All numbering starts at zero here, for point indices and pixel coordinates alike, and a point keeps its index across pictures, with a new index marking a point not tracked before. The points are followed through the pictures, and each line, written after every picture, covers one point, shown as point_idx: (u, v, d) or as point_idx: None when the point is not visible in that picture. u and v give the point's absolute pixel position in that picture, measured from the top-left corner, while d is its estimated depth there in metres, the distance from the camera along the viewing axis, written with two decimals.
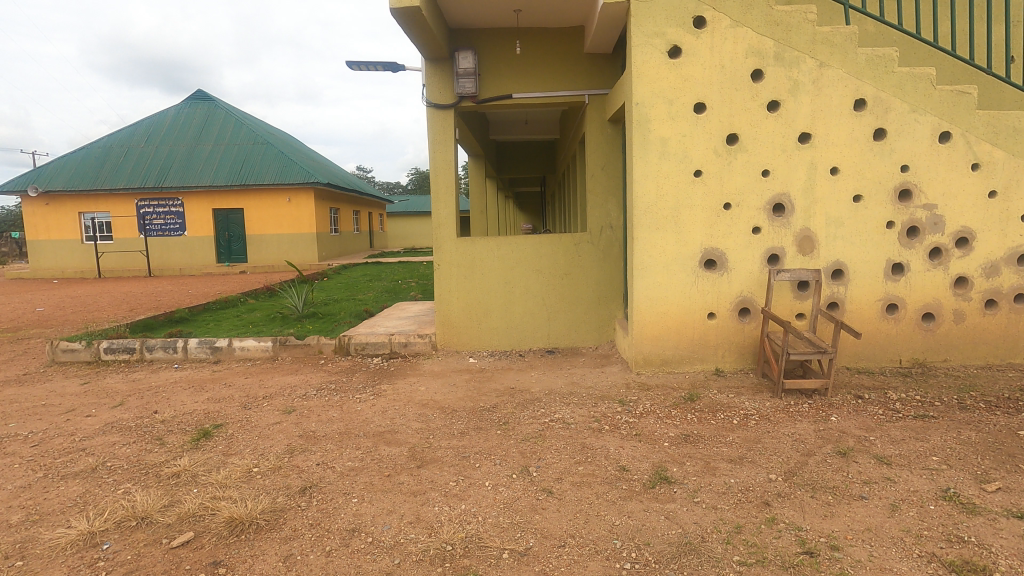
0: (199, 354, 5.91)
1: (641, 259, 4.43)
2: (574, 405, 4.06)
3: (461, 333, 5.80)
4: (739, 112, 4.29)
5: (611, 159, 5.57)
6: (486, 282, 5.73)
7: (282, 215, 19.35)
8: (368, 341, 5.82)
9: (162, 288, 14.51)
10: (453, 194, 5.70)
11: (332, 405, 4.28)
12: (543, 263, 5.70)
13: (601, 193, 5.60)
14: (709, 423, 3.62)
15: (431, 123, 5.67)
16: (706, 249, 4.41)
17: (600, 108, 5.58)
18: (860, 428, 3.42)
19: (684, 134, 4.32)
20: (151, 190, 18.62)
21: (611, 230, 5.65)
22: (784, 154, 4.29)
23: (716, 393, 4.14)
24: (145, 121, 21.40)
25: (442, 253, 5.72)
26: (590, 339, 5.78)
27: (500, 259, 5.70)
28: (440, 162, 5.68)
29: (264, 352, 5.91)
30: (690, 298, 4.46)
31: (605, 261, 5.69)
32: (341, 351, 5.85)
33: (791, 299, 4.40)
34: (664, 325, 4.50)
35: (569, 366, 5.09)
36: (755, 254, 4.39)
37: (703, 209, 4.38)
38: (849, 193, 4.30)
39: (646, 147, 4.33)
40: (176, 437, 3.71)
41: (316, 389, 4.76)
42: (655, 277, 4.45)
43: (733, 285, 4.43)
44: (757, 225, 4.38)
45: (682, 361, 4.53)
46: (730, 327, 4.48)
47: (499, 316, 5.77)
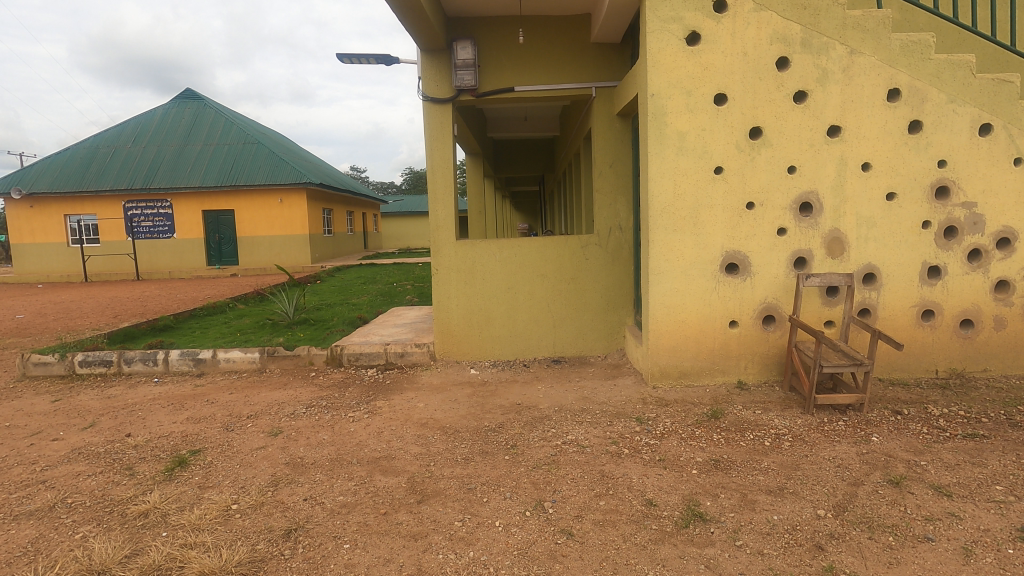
0: (181, 366, 5.53)
1: (657, 264, 4.09)
2: (587, 424, 3.72)
3: (461, 343, 5.45)
4: (764, 103, 3.96)
5: (620, 156, 5.23)
6: (487, 288, 5.38)
7: (274, 216, 18.94)
8: (361, 351, 5.46)
9: (149, 293, 14.08)
10: (452, 194, 5.34)
11: (322, 426, 3.92)
12: (548, 267, 5.36)
13: (609, 192, 5.25)
14: (738, 446, 3.28)
15: (428, 118, 5.32)
16: (728, 252, 4.08)
17: (607, 101, 5.23)
18: (907, 451, 3.09)
19: (704, 128, 3.98)
20: (138, 191, 18.16)
21: (620, 231, 5.31)
22: (812, 149, 3.97)
23: (742, 409, 3.80)
24: (132, 120, 20.91)
25: (440, 257, 5.36)
26: (598, 347, 5.43)
27: (503, 263, 5.36)
28: (438, 160, 5.33)
29: (251, 364, 5.53)
30: (711, 305, 4.12)
31: (614, 265, 5.35)
32: (333, 362, 5.49)
33: (820, 306, 4.07)
34: (683, 335, 4.16)
35: (578, 378, 4.75)
36: (780, 257, 4.06)
37: (724, 209, 4.05)
38: (883, 190, 3.98)
39: (662, 142, 3.99)
40: (149, 466, 3.34)
41: (306, 406, 4.39)
42: (673, 283, 4.11)
43: (757, 290, 4.10)
44: (783, 225, 4.04)
45: (702, 373, 4.19)
46: (753, 336, 4.14)
47: (502, 324, 5.42)
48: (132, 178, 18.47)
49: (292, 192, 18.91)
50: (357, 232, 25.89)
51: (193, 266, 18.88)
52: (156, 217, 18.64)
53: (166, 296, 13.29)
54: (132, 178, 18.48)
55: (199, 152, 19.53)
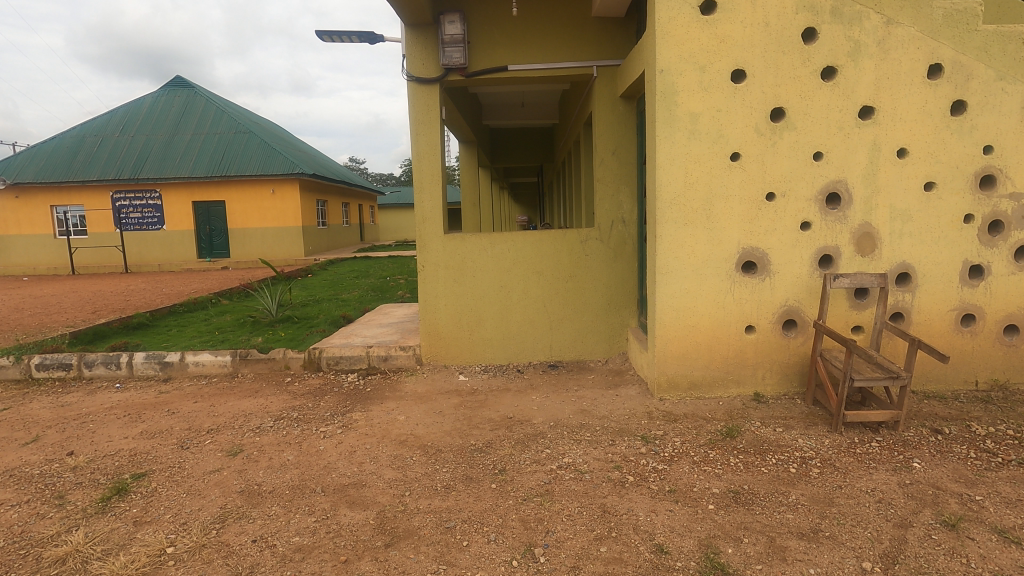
0: (147, 371, 5.11)
1: (666, 262, 3.65)
2: (586, 444, 3.29)
3: (449, 346, 5.02)
4: (787, 80, 3.50)
5: (623, 142, 4.77)
6: (479, 287, 4.94)
7: (266, 208, 18.47)
8: (341, 354, 5.04)
9: (135, 287, 13.64)
10: (440, 183, 4.90)
11: (288, 443, 3.48)
12: (545, 264, 4.92)
13: (611, 182, 4.80)
14: (760, 473, 2.85)
15: (413, 100, 4.86)
16: (745, 249, 3.64)
17: (610, 82, 4.77)
18: (958, 483, 2.66)
19: (719, 108, 3.53)
20: (126, 182, 17.67)
21: (623, 225, 4.85)
22: (841, 132, 3.52)
23: (760, 427, 3.38)
24: (121, 108, 20.36)
25: (427, 253, 4.93)
26: (599, 352, 5.00)
27: (495, 260, 4.92)
28: (425, 146, 4.88)
29: (222, 368, 5.11)
30: (725, 309, 3.69)
31: (616, 262, 4.90)
32: (311, 366, 5.07)
33: (847, 309, 3.63)
34: (694, 342, 3.73)
35: (577, 387, 4.32)
36: (803, 254, 3.62)
37: (741, 200, 3.60)
38: (920, 179, 3.53)
39: (672, 124, 3.54)
40: (82, 495, 2.91)
41: (274, 418, 3.95)
42: (683, 284, 3.67)
43: (777, 292, 3.66)
44: (807, 219, 3.60)
45: (715, 384, 3.76)
46: (772, 343, 3.71)
47: (494, 326, 4.99)
48: (119, 168, 17.98)
49: (285, 182, 18.42)
50: (352, 224, 25.35)
51: (183, 259, 18.43)
52: (145, 209, 18.17)
53: (152, 290, 12.85)
54: (120, 168, 17.99)
55: (189, 142, 19.01)
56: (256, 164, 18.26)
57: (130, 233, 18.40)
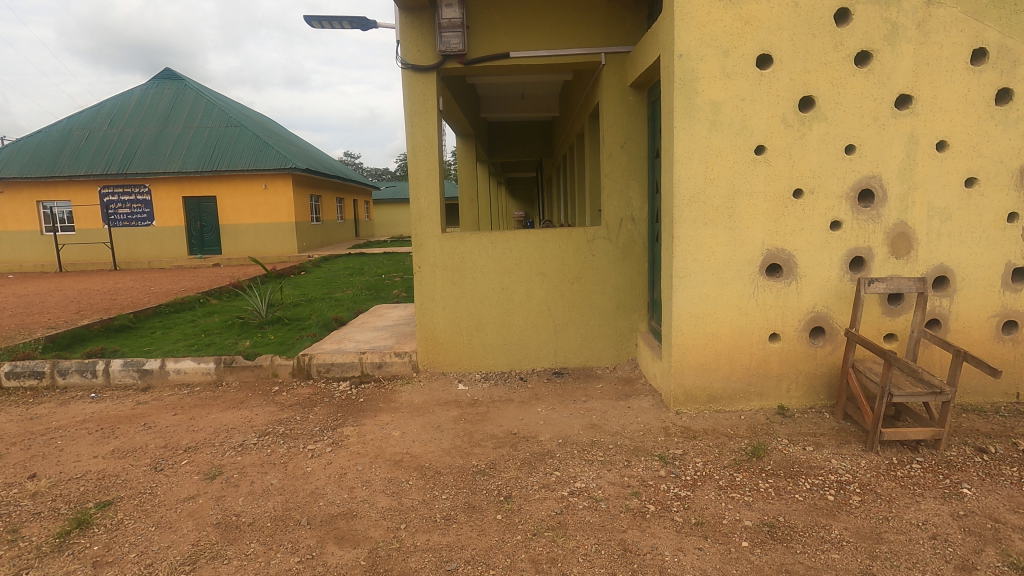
0: (125, 379, 4.79)
1: (683, 265, 3.37)
2: (599, 465, 3.01)
3: (448, 352, 4.73)
4: (818, 66, 3.20)
5: (633, 135, 4.46)
6: (479, 290, 4.65)
7: (258, 204, 18.09)
8: (332, 361, 4.75)
9: (123, 284, 13.27)
10: (438, 179, 4.59)
11: (273, 464, 3.19)
12: (549, 265, 4.62)
13: (620, 177, 4.50)
14: (794, 501, 2.57)
15: (409, 90, 4.53)
16: (769, 251, 3.35)
17: (619, 70, 4.46)
18: (1018, 514, 2.38)
19: (743, 97, 3.23)
20: (114, 177, 17.25)
21: (633, 223, 4.56)
22: (876, 123, 3.22)
23: (788, 445, 3.10)
24: (108, 101, 19.88)
25: (423, 253, 4.63)
26: (606, 358, 4.71)
27: (496, 260, 4.62)
28: (421, 139, 4.57)
29: (205, 376, 4.80)
30: (748, 315, 3.40)
31: (625, 263, 4.60)
32: (300, 374, 4.77)
33: (880, 316, 3.35)
34: (713, 351, 3.45)
35: (585, 398, 4.03)
36: (833, 256, 3.34)
37: (766, 197, 3.31)
38: (961, 175, 3.25)
39: (692, 114, 3.24)
40: (39, 528, 2.60)
41: (259, 434, 3.65)
42: (702, 288, 3.39)
43: (804, 297, 3.38)
44: (837, 218, 3.31)
45: (736, 396, 3.48)
46: (797, 352, 3.43)
47: (495, 331, 4.70)
48: (107, 163, 17.56)
49: (278, 177, 18.05)
50: (347, 220, 24.98)
51: (174, 256, 18.04)
52: (134, 204, 17.76)
53: (139, 288, 12.48)
54: (107, 162, 17.57)
55: (179, 136, 18.59)
56: (248, 159, 17.85)
57: (119, 229, 17.99)
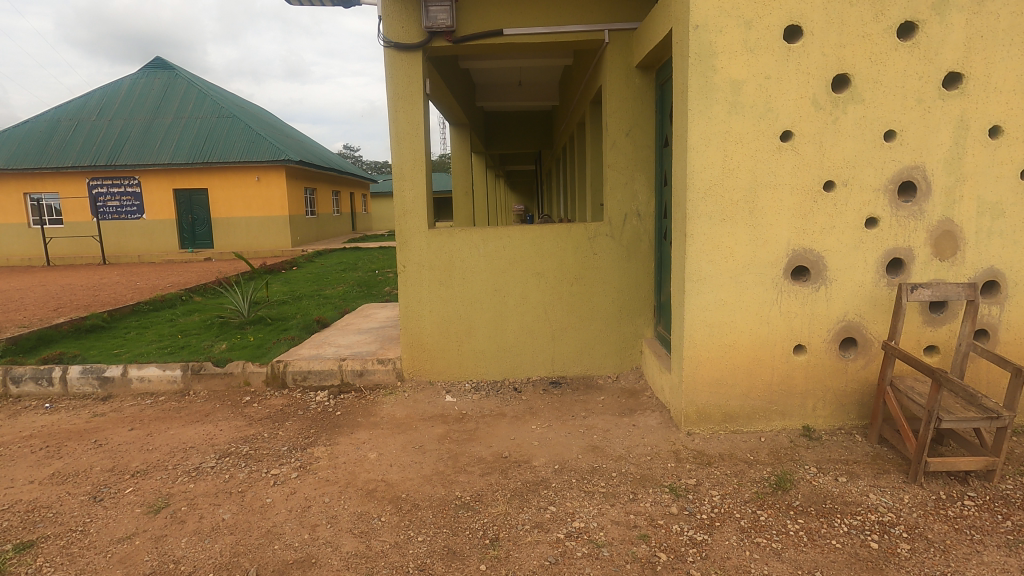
0: (83, 388, 4.41)
1: (697, 267, 2.97)
2: (601, 498, 2.61)
3: (435, 359, 4.34)
4: (854, 39, 2.78)
5: (639, 122, 4.05)
6: (469, 291, 4.25)
7: (251, 197, 17.67)
8: (309, 369, 4.36)
9: (109, 279, 12.87)
10: (424, 170, 4.18)
11: (228, 494, 2.79)
12: (546, 264, 4.21)
13: (625, 168, 4.09)
14: (831, 551, 2.17)
15: (392, 71, 4.12)
16: (795, 251, 2.94)
17: (625, 49, 4.03)
18: None
19: (768, 75, 2.82)
20: (102, 168, 16.82)
21: (639, 218, 4.14)
22: (920, 106, 2.81)
23: (818, 475, 2.70)
24: (97, 91, 19.39)
25: (408, 251, 4.23)
26: (608, 366, 4.31)
27: (488, 259, 4.22)
28: (406, 126, 4.16)
29: (171, 385, 4.41)
30: (769, 324, 3.00)
31: (630, 263, 4.20)
32: (274, 383, 4.38)
33: (920, 326, 2.95)
34: (730, 365, 3.05)
35: (585, 413, 3.64)
36: (867, 258, 2.93)
37: (792, 190, 2.90)
38: (1018, 165, 2.84)
39: (709, 95, 2.83)
40: None
41: (219, 455, 3.26)
42: (718, 293, 2.99)
43: (834, 304, 2.98)
44: (873, 214, 2.91)
45: (755, 415, 3.08)
46: (825, 365, 3.03)
47: (487, 336, 4.30)
48: (96, 154, 17.13)
49: (271, 169, 17.60)
50: (344, 213, 24.60)
51: (164, 249, 17.64)
52: (123, 197, 17.35)
53: (125, 283, 12.08)
54: (96, 153, 17.13)
55: (170, 127, 18.13)
56: (241, 150, 17.40)
57: (108, 223, 17.58)
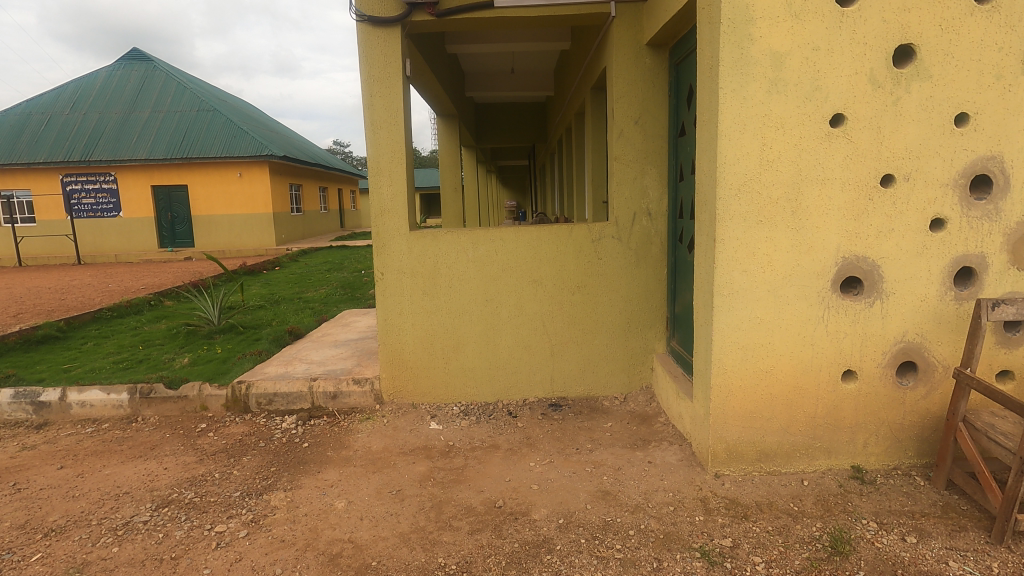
0: (16, 415, 3.86)
1: (728, 278, 2.47)
2: (617, 569, 2.11)
3: (419, 378, 3.82)
4: (921, 2, 2.29)
5: (649, 108, 3.55)
6: (457, 302, 3.75)
7: (233, 193, 17.02)
8: (275, 392, 3.83)
9: (80, 281, 12.22)
10: (405, 163, 3.66)
11: (157, 563, 2.26)
12: (544, 271, 3.70)
13: (633, 162, 3.58)
14: None
15: (366, 50, 3.58)
16: (846, 260, 2.45)
17: (634, 24, 3.51)
18: None
19: (817, 46, 2.32)
20: (76, 164, 16.11)
21: (649, 218, 3.64)
22: (999, 84, 2.33)
23: (881, 533, 2.20)
24: (71, 83, 18.61)
25: (387, 256, 3.71)
26: (614, 385, 3.81)
27: (478, 265, 3.71)
28: (383, 113, 3.62)
29: (117, 411, 3.87)
30: (814, 347, 2.51)
31: (639, 269, 3.69)
32: (235, 407, 3.85)
33: (993, 347, 2.48)
34: (767, 394, 2.56)
35: (591, 444, 3.14)
36: (932, 267, 2.44)
37: (844, 186, 2.40)
38: None
39: (744, 70, 2.33)
40: None
41: (157, 504, 2.73)
42: (753, 310, 2.49)
43: (891, 322, 2.49)
44: (940, 214, 2.42)
45: (796, 454, 2.60)
46: (878, 394, 2.55)
47: (477, 352, 3.80)
48: (69, 149, 16.42)
49: (254, 164, 16.95)
50: (332, 211, 23.99)
51: (143, 248, 16.96)
52: (99, 194, 16.65)
53: (96, 285, 11.46)
54: (70, 149, 16.42)
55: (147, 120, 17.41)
56: (222, 145, 16.73)
57: (83, 221, 16.88)
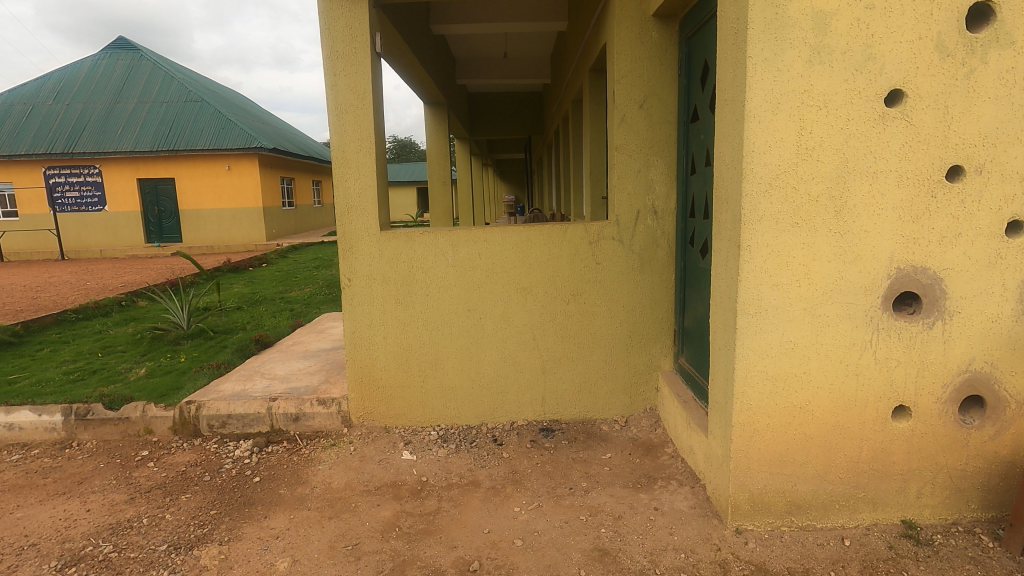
0: None
1: (755, 294, 2.01)
2: None
3: (392, 399, 3.37)
4: None
5: (656, 91, 3.07)
6: (435, 312, 3.28)
7: (221, 186, 16.48)
8: (229, 413, 3.38)
9: (59, 279, 11.52)
10: (375, 153, 3.18)
11: None
12: (535, 276, 3.24)
13: (637, 152, 3.11)
14: None
15: (329, 22, 3.10)
16: (900, 271, 1.99)
17: None
18: None
19: (872, 3, 1.85)
20: (59, 156, 15.60)
21: (654, 217, 3.17)
22: None
23: None
24: (55, 72, 18.09)
25: (355, 259, 3.24)
26: (614, 407, 3.35)
27: (458, 271, 3.24)
28: (349, 95, 3.14)
29: (50, 435, 3.42)
30: (859, 378, 2.05)
31: (643, 275, 3.23)
32: (184, 431, 3.40)
33: None
34: (800, 435, 2.10)
35: (587, 482, 2.68)
36: (1006, 281, 1.98)
37: (901, 180, 1.93)
38: None
39: (778, 34, 1.86)
40: None
41: (63, 563, 2.27)
42: (785, 333, 2.03)
43: (954, 347, 2.03)
44: (1019, 216, 1.95)
45: (834, 506, 2.14)
46: (936, 435, 2.09)
47: (459, 369, 3.34)
48: (52, 141, 15.92)
49: (242, 157, 16.43)
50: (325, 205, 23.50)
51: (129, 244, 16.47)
52: (83, 187, 16.16)
53: (74, 283, 10.99)
54: (53, 140, 15.92)
55: (132, 111, 16.90)
56: (210, 136, 16.22)
57: (67, 215, 16.39)
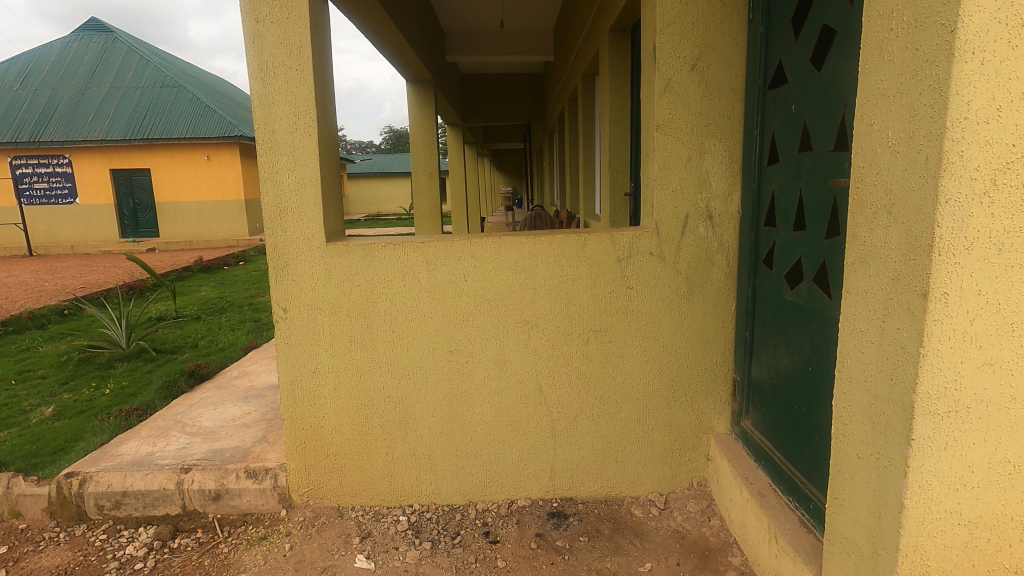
0: None
1: (954, 383, 1.12)
2: None
3: (348, 471, 2.47)
4: None
5: (715, 46, 2.16)
6: (405, 355, 2.38)
7: (201, 178, 15.48)
8: (123, 491, 2.48)
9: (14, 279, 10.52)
10: (318, 135, 2.27)
11: None
12: (541, 307, 2.33)
13: (685, 133, 2.21)
14: None
15: None
16: None
17: None
18: None
19: None
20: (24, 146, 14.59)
21: (707, 224, 2.27)
22: None
23: None
24: (23, 56, 17.01)
25: (292, 283, 2.33)
26: (649, 483, 2.46)
27: (436, 298, 2.33)
28: (279, 51, 2.21)
29: None
30: None
31: (692, 306, 2.33)
32: (62, 514, 2.50)
33: None
34: None
35: None
36: None
37: None
38: None
39: None
40: None
41: None
42: (1000, 447, 1.16)
43: None
44: None
45: None
46: None
47: (437, 431, 2.44)
48: (17, 130, 14.91)
49: (222, 147, 15.35)
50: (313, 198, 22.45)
51: (102, 239, 15.49)
52: (53, 178, 15.18)
53: (30, 283, 10.06)
54: (18, 129, 14.94)
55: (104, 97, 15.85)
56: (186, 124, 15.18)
57: (35, 209, 15.42)
